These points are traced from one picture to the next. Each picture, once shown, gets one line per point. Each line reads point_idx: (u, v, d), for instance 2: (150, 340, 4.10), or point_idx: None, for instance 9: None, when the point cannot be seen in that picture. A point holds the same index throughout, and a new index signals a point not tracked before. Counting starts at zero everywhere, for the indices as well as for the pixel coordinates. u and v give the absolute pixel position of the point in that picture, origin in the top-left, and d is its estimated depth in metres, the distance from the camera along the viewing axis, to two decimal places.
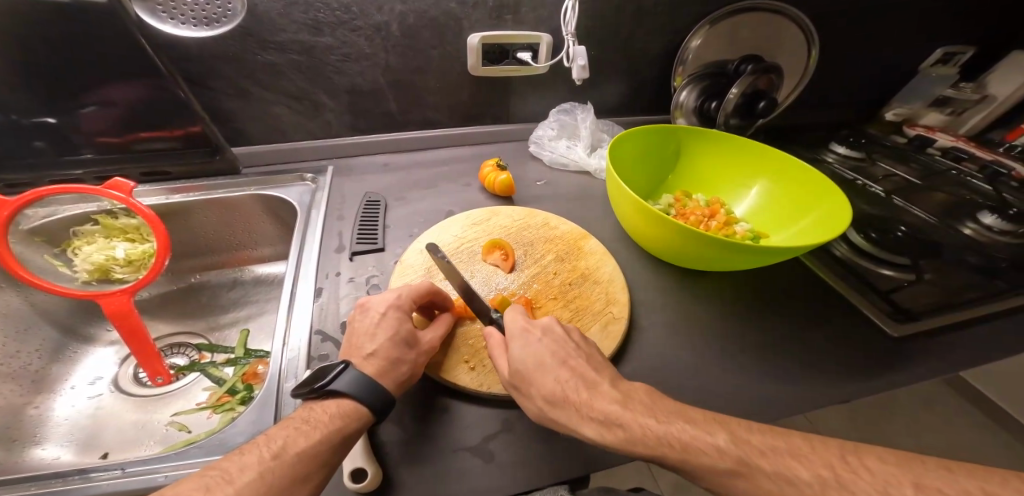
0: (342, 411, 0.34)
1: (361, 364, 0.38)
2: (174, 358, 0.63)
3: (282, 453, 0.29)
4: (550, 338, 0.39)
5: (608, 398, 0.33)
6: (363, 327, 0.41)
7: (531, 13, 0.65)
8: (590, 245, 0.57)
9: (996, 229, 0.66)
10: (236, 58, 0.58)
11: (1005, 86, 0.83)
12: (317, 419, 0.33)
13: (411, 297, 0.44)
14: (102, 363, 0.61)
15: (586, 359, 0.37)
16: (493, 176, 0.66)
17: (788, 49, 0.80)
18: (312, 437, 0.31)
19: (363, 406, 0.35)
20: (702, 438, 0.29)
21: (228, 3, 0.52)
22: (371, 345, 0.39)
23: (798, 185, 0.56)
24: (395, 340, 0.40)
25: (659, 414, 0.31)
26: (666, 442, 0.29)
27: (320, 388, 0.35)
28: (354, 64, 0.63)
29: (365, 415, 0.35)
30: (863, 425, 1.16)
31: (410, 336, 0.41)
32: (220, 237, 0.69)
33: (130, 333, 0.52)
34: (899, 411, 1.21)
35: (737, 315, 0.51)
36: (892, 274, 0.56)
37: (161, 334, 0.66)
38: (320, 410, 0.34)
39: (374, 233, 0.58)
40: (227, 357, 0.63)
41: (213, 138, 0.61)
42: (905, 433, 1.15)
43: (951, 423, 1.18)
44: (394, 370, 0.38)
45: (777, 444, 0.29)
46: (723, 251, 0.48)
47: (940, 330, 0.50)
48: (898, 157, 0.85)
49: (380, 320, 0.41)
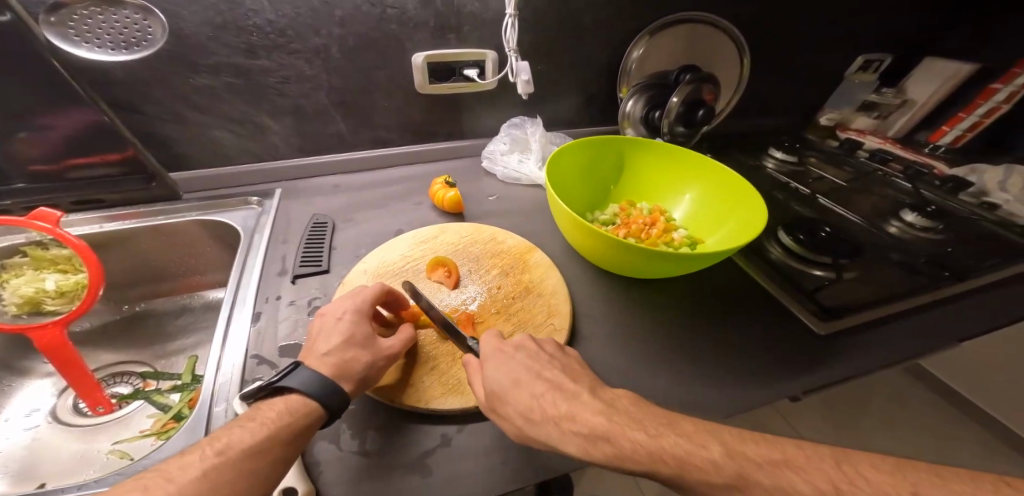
0: (289, 407, 0.34)
1: (314, 364, 0.38)
2: (117, 387, 0.60)
3: (226, 450, 0.29)
4: (519, 353, 0.39)
5: (593, 410, 0.33)
6: (322, 330, 0.41)
7: (474, 32, 0.67)
8: (535, 258, 0.58)
9: (918, 226, 0.70)
10: (167, 83, 0.57)
11: (920, 91, 0.93)
12: (264, 416, 0.33)
13: (369, 302, 0.44)
14: (39, 395, 0.58)
15: (557, 368, 0.38)
16: (442, 193, 0.66)
17: (724, 60, 0.85)
18: (259, 433, 0.31)
19: (315, 403, 0.35)
20: (697, 453, 0.29)
21: (148, 26, 0.51)
22: (325, 345, 0.39)
23: (727, 190, 0.59)
24: (350, 341, 0.40)
25: (646, 426, 0.31)
26: (658, 457, 0.29)
27: (269, 385, 0.35)
28: (295, 86, 0.63)
29: (316, 412, 0.35)
30: (835, 420, 1.21)
31: (367, 338, 0.41)
32: (166, 263, 0.68)
33: (64, 365, 0.51)
34: (867, 405, 1.26)
35: (676, 321, 0.53)
36: (820, 274, 0.60)
37: (104, 364, 0.63)
38: (267, 409, 0.34)
39: (320, 255, 0.58)
40: (173, 384, 0.61)
41: (147, 162, 0.59)
42: (874, 425, 1.21)
43: (915, 413, 1.24)
44: (350, 368, 0.38)
45: (771, 455, 0.28)
46: (656, 260, 0.50)
47: (863, 326, 0.53)
48: (831, 161, 0.90)
49: (336, 323, 0.41)
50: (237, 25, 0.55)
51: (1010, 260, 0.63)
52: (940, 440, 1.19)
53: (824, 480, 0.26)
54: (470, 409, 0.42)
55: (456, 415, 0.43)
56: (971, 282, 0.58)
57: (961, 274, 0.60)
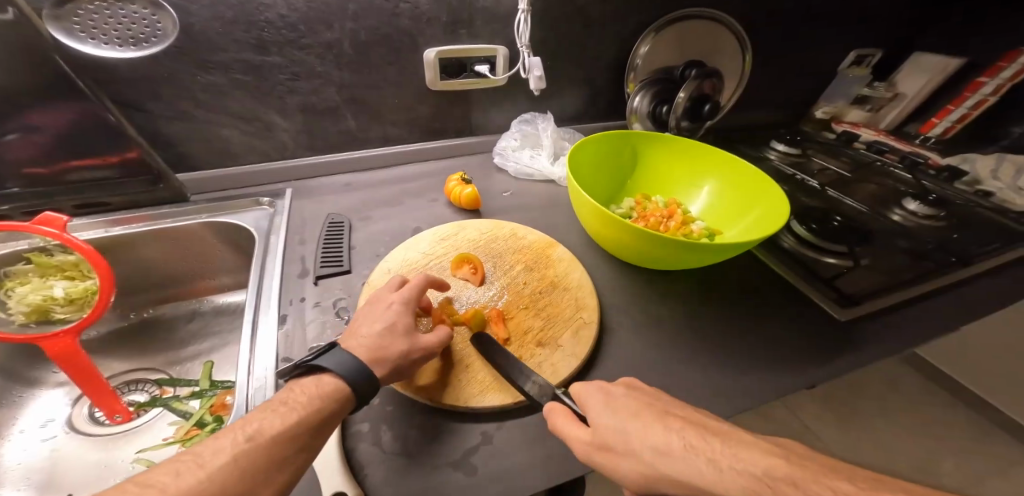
0: (321, 390, 0.34)
1: (351, 347, 0.37)
2: (133, 395, 0.59)
3: (256, 436, 0.29)
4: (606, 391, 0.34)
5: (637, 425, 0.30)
6: (366, 315, 0.41)
7: (486, 27, 0.66)
8: (558, 253, 0.58)
9: (920, 214, 0.73)
10: (172, 79, 0.55)
11: (911, 86, 0.95)
12: (295, 400, 0.33)
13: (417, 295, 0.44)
14: (52, 404, 0.55)
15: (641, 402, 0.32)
16: (458, 189, 0.66)
17: (727, 55, 0.86)
18: (288, 419, 0.31)
19: (345, 387, 0.34)
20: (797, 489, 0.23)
21: (157, 22, 0.49)
22: (366, 329, 0.39)
23: (743, 183, 0.60)
24: (391, 329, 0.39)
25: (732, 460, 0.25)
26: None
27: (303, 364, 0.35)
28: (305, 83, 0.61)
29: (347, 398, 0.34)
30: (836, 409, 1.25)
31: (409, 328, 0.40)
32: (173, 267, 0.66)
33: (78, 374, 0.49)
34: (866, 392, 1.31)
35: (700, 311, 0.54)
36: (833, 262, 0.62)
37: (117, 372, 0.61)
38: (299, 391, 0.33)
39: (339, 255, 0.57)
40: (191, 390, 0.59)
41: (154, 163, 0.58)
42: (875, 412, 1.25)
43: (912, 398, 1.30)
44: (386, 352, 0.37)
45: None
46: (680, 251, 0.51)
47: (880, 313, 0.54)
48: (831, 153, 0.93)
49: (383, 309, 0.41)
50: (247, 19, 0.53)
51: (1008, 246, 0.66)
52: (937, 423, 1.24)
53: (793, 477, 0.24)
54: (509, 406, 0.42)
55: (495, 413, 0.43)
56: (976, 267, 0.61)
57: (966, 259, 0.63)
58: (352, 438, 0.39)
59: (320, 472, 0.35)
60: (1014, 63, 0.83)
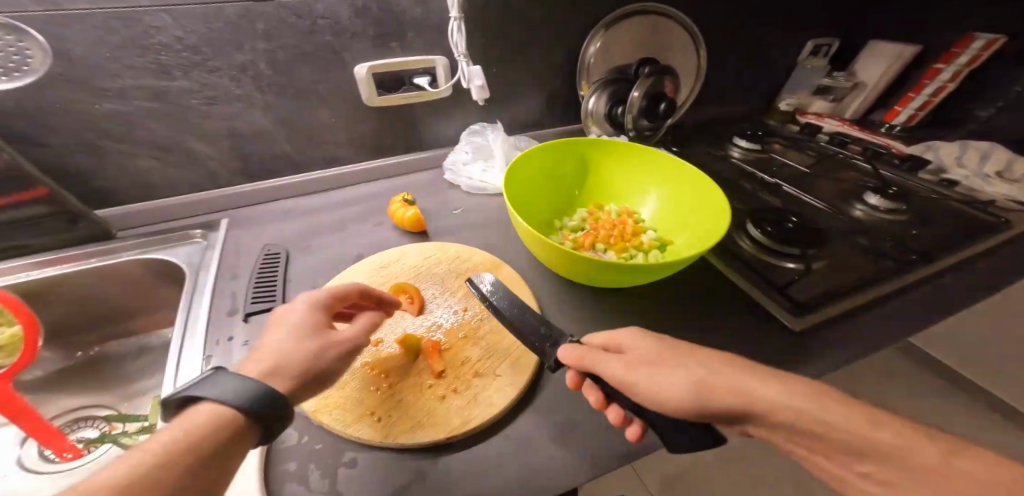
0: (202, 422, 0.27)
1: (251, 363, 0.32)
2: (82, 431, 0.60)
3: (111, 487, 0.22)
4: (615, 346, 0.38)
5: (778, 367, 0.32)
6: (276, 322, 0.37)
7: (419, 38, 0.63)
8: (504, 274, 0.56)
9: (882, 208, 0.71)
10: (68, 111, 0.51)
11: (870, 73, 0.94)
12: (158, 446, 0.25)
13: (336, 290, 0.40)
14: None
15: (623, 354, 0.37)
16: (401, 212, 0.63)
17: (680, 50, 0.84)
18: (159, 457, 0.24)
19: (229, 408, 0.28)
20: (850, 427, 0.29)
21: (25, 49, 0.45)
22: (273, 339, 0.35)
23: (687, 189, 0.58)
24: (298, 334, 0.35)
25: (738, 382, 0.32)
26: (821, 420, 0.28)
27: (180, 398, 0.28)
28: (225, 106, 0.58)
29: (235, 418, 0.28)
30: None
31: (317, 329, 0.36)
32: (112, 305, 0.64)
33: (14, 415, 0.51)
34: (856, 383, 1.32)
35: (657, 328, 0.52)
36: (789, 267, 0.59)
37: (66, 409, 0.63)
38: (168, 433, 0.26)
39: (273, 289, 0.55)
40: (140, 426, 0.59)
41: (68, 202, 0.54)
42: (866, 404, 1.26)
43: (901, 385, 1.31)
44: (289, 364, 0.32)
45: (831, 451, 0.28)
46: (623, 271, 0.48)
47: (837, 320, 0.52)
48: (795, 145, 0.91)
49: (290, 318, 0.37)
50: (140, 43, 0.50)
51: (971, 239, 0.64)
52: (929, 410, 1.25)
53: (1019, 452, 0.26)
54: (443, 441, 0.40)
55: (429, 448, 0.40)
56: (935, 264, 0.59)
57: (928, 255, 0.61)
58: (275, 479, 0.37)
59: None
60: (969, 48, 0.84)
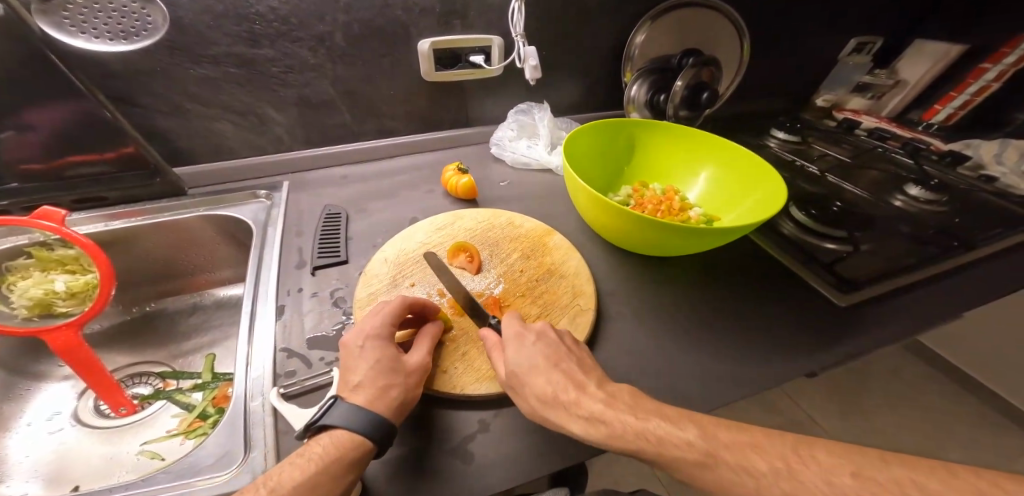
0: (335, 442, 0.33)
1: (351, 396, 0.36)
2: (137, 388, 0.60)
3: (276, 490, 0.29)
4: (536, 341, 0.40)
5: (597, 400, 0.34)
6: (347, 357, 0.39)
7: (480, 17, 0.66)
8: (555, 240, 0.58)
9: (923, 199, 0.73)
10: (163, 73, 0.56)
11: (913, 72, 0.97)
12: (312, 453, 0.32)
13: (393, 317, 0.42)
14: (60, 397, 0.58)
15: (573, 360, 0.38)
16: (455, 180, 0.66)
17: (722, 42, 0.86)
18: (306, 471, 0.30)
19: (361, 436, 0.33)
20: (674, 434, 0.30)
21: (147, 16, 0.50)
22: (356, 376, 0.37)
23: (737, 168, 0.60)
24: (381, 369, 0.38)
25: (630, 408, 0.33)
26: (642, 436, 0.30)
27: (313, 424, 0.34)
28: (299, 76, 0.63)
29: (363, 443, 0.33)
30: (840, 400, 1.27)
31: (395, 361, 0.39)
32: (174, 262, 0.67)
33: (83, 366, 0.51)
34: (871, 382, 1.32)
35: (700, 295, 0.54)
36: (833, 248, 0.61)
37: (120, 365, 0.63)
38: (314, 445, 0.33)
39: (336, 246, 0.58)
40: (193, 383, 0.61)
41: (152, 159, 0.59)
42: (880, 402, 1.26)
43: (918, 386, 1.31)
44: (388, 393, 0.37)
45: (742, 438, 0.30)
46: (677, 237, 0.50)
47: (883, 296, 0.54)
48: (832, 139, 0.92)
49: (361, 351, 0.39)
50: (237, 12, 0.54)
51: (1012, 230, 0.65)
52: (942, 411, 1.25)
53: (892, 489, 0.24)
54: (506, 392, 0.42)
55: (492, 400, 0.43)
56: (978, 251, 0.61)
57: (970, 243, 0.62)
58: None
59: None
60: (1017, 49, 0.85)
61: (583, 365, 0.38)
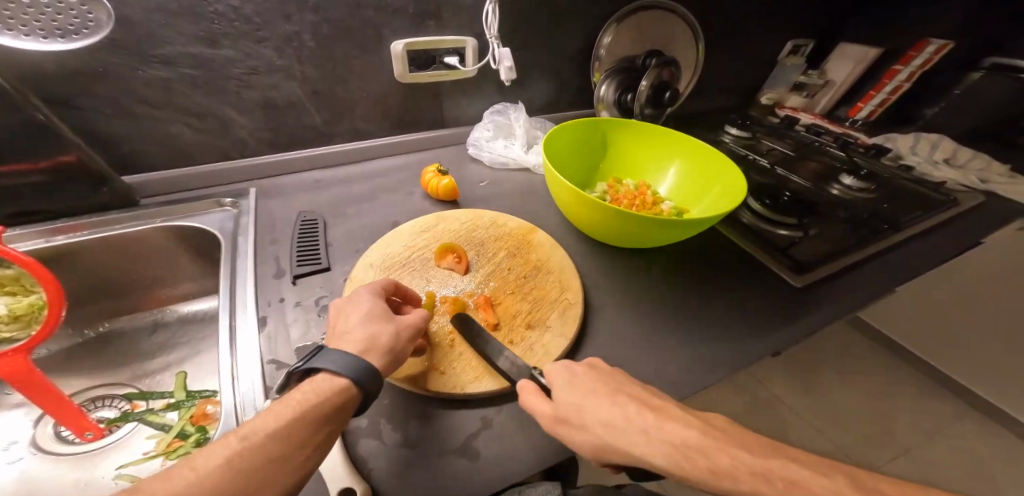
0: (320, 386, 0.33)
1: (340, 344, 0.36)
2: (101, 411, 0.55)
3: (250, 435, 0.28)
4: (591, 369, 0.38)
5: (630, 410, 0.32)
6: (342, 306, 0.40)
7: (454, 18, 0.67)
8: (539, 237, 0.60)
9: (856, 187, 0.81)
10: (108, 74, 0.51)
11: (839, 73, 1.09)
12: (292, 400, 0.31)
13: (384, 286, 0.44)
14: (12, 427, 0.52)
15: (618, 381, 0.37)
16: (436, 181, 0.66)
17: (680, 44, 0.91)
18: (284, 417, 0.30)
19: (345, 380, 0.33)
20: (718, 460, 0.28)
21: (87, 13, 0.46)
22: (347, 324, 0.38)
23: (701, 162, 0.64)
24: (372, 317, 0.39)
25: (672, 429, 0.31)
26: (680, 460, 0.29)
27: (298, 367, 0.34)
28: (264, 77, 0.60)
29: (350, 385, 0.33)
30: (796, 374, 1.41)
31: (387, 312, 0.40)
32: (131, 278, 0.62)
33: (38, 392, 0.46)
34: (821, 356, 1.47)
35: (675, 283, 0.58)
36: (786, 233, 0.68)
37: (79, 389, 0.57)
38: (296, 391, 0.32)
39: (316, 253, 0.56)
40: (166, 402, 0.57)
41: (98, 165, 0.54)
42: (830, 374, 1.41)
43: (859, 357, 1.47)
44: (377, 342, 0.37)
45: (801, 472, 0.27)
46: (655, 228, 0.53)
47: (829, 276, 0.61)
48: (777, 135, 1.01)
49: (355, 302, 0.40)
50: (195, 10, 0.51)
51: (927, 213, 0.75)
52: (880, 377, 1.41)
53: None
54: (505, 389, 0.43)
55: (491, 397, 0.44)
56: (904, 232, 0.69)
57: (897, 224, 0.71)
58: (352, 435, 0.39)
59: (325, 470, 0.35)
60: (923, 52, 0.98)
61: (625, 382, 0.37)
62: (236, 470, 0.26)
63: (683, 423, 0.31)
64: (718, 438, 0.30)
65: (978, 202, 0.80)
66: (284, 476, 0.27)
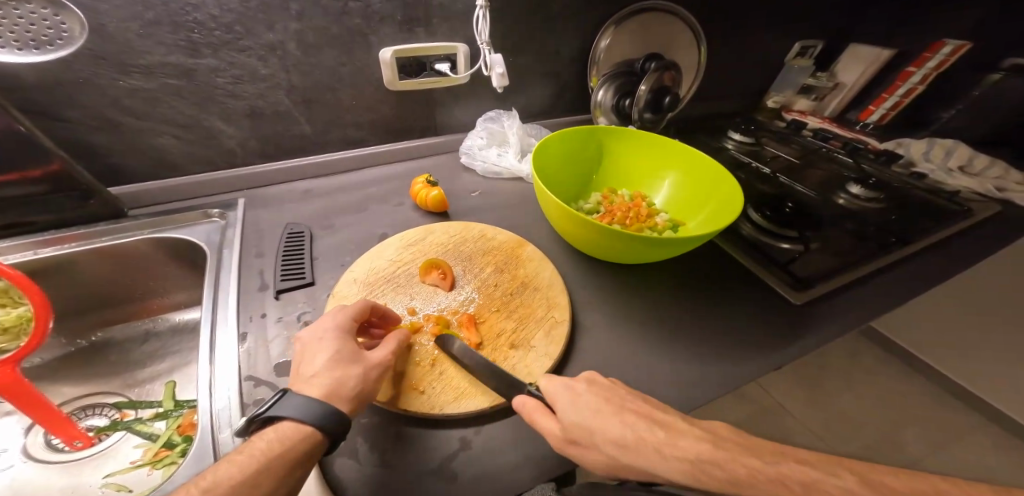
0: (282, 435, 0.32)
1: (305, 388, 0.35)
2: (91, 420, 0.55)
3: (211, 489, 0.28)
4: (591, 389, 0.37)
5: (581, 402, 0.35)
6: (305, 349, 0.39)
7: (444, 25, 0.65)
8: (528, 251, 0.58)
9: (863, 197, 0.79)
10: (88, 85, 0.51)
11: (849, 75, 1.05)
12: (253, 449, 0.31)
13: (353, 317, 0.42)
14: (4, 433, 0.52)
15: (604, 391, 0.36)
16: (425, 192, 0.65)
17: (680, 47, 0.89)
18: (245, 468, 0.29)
19: (309, 427, 0.33)
20: (632, 441, 0.32)
21: (61, 24, 0.46)
22: (311, 367, 0.37)
23: (698, 174, 0.62)
24: (337, 360, 0.37)
25: (615, 417, 0.33)
26: (608, 445, 0.32)
27: (258, 416, 0.33)
28: (249, 86, 0.59)
29: (312, 435, 0.33)
30: (802, 383, 1.37)
31: (354, 354, 0.38)
32: (120, 288, 0.62)
33: (28, 403, 0.46)
34: (830, 365, 1.43)
35: (668, 299, 0.57)
36: (787, 247, 0.65)
37: (70, 397, 0.57)
38: (257, 440, 0.32)
39: (301, 267, 0.55)
40: (155, 412, 0.56)
41: (83, 178, 0.53)
42: (839, 384, 1.37)
43: (870, 368, 1.43)
44: (344, 388, 0.36)
45: (675, 443, 0.31)
46: (645, 246, 0.52)
47: (831, 293, 0.58)
48: (782, 140, 0.98)
49: (318, 343, 0.38)
50: (173, 20, 0.50)
51: (939, 225, 0.71)
52: (893, 389, 1.37)
53: (688, 459, 0.29)
54: (487, 410, 0.42)
55: (473, 419, 0.43)
56: (912, 246, 0.66)
57: (906, 238, 0.68)
58: (329, 453, 0.39)
59: None
60: (938, 53, 0.95)
61: (605, 390, 0.37)
62: None
63: (615, 411, 0.34)
64: (632, 423, 0.33)
65: (993, 213, 0.76)
66: None
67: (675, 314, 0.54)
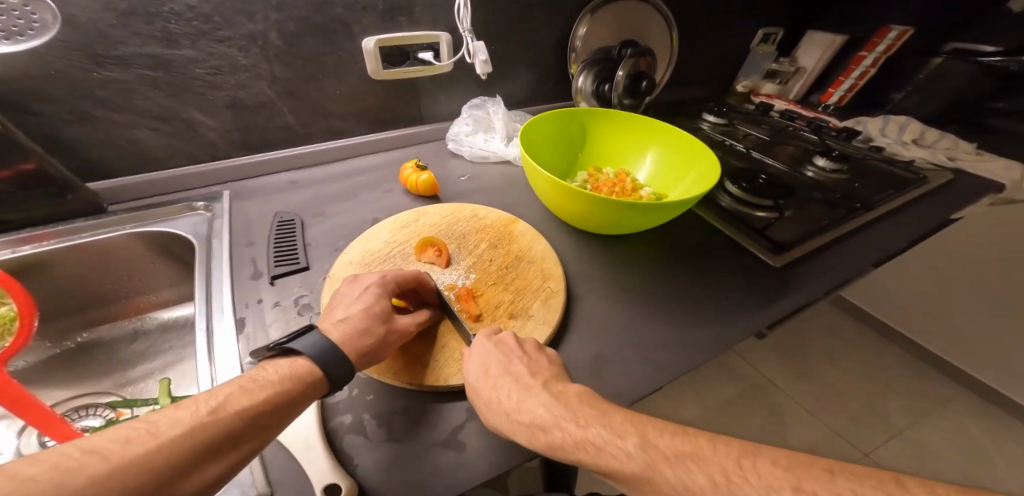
0: (295, 371, 0.33)
1: (329, 329, 0.38)
2: (86, 421, 0.53)
3: (221, 409, 0.28)
4: (500, 346, 0.40)
5: (478, 364, 0.39)
6: (344, 297, 0.42)
7: (426, 13, 0.66)
8: (520, 228, 0.60)
9: (829, 170, 0.83)
10: (60, 77, 0.50)
11: (809, 60, 1.11)
12: (265, 378, 0.32)
13: (398, 279, 0.44)
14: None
15: (506, 347, 0.40)
16: (415, 177, 0.65)
17: (653, 34, 0.92)
18: (257, 396, 0.30)
19: (319, 371, 0.34)
20: (496, 403, 0.36)
21: (31, 14, 0.45)
22: (344, 312, 0.39)
23: (678, 149, 0.65)
24: (370, 313, 0.39)
25: (493, 382, 0.37)
26: (484, 403, 0.37)
27: (278, 346, 0.35)
28: (229, 77, 0.59)
29: (319, 378, 0.34)
30: (786, 357, 1.44)
31: (385, 312, 0.40)
32: (104, 287, 0.60)
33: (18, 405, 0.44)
34: (811, 339, 1.51)
35: (656, 268, 0.59)
36: (763, 216, 0.69)
37: (59, 399, 0.55)
38: (270, 370, 0.33)
39: (295, 253, 0.55)
40: (151, 410, 0.54)
41: (62, 173, 0.52)
42: (820, 356, 1.45)
43: (847, 339, 1.51)
44: (363, 339, 0.38)
45: (525, 410, 0.33)
46: (634, 213, 0.54)
47: (806, 256, 0.62)
48: (753, 121, 1.03)
49: (360, 293, 0.42)
50: (149, 10, 0.50)
51: (898, 191, 0.76)
52: (870, 358, 1.45)
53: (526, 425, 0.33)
54: None
55: None
56: (875, 211, 0.71)
57: (869, 204, 0.72)
58: (337, 431, 0.39)
59: (308, 470, 0.35)
60: (885, 39, 1.01)
61: (511, 347, 0.40)
62: (195, 443, 0.25)
63: (492, 375, 0.38)
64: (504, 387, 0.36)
65: (947, 180, 0.82)
66: (236, 460, 0.27)
67: (664, 280, 0.57)
